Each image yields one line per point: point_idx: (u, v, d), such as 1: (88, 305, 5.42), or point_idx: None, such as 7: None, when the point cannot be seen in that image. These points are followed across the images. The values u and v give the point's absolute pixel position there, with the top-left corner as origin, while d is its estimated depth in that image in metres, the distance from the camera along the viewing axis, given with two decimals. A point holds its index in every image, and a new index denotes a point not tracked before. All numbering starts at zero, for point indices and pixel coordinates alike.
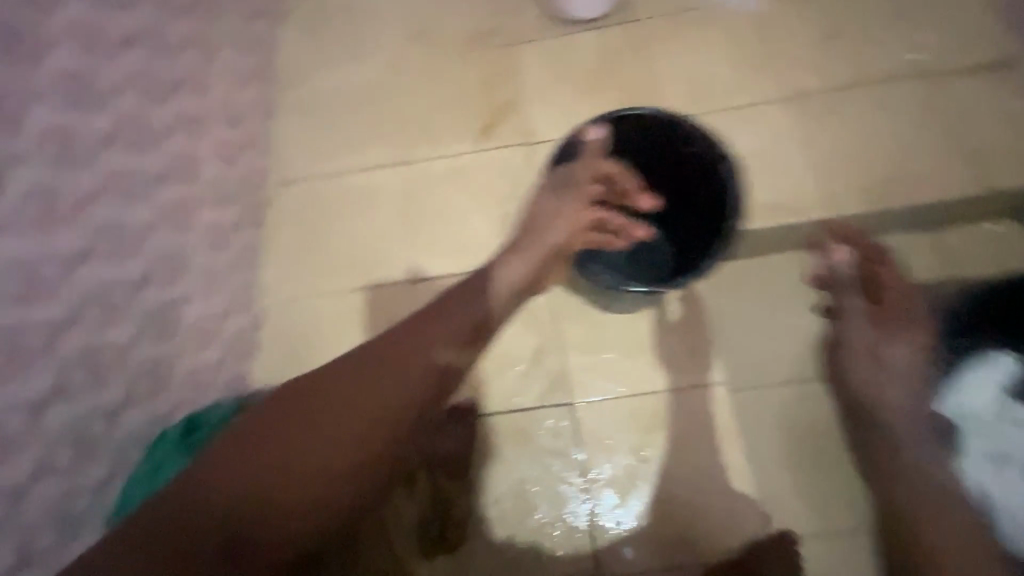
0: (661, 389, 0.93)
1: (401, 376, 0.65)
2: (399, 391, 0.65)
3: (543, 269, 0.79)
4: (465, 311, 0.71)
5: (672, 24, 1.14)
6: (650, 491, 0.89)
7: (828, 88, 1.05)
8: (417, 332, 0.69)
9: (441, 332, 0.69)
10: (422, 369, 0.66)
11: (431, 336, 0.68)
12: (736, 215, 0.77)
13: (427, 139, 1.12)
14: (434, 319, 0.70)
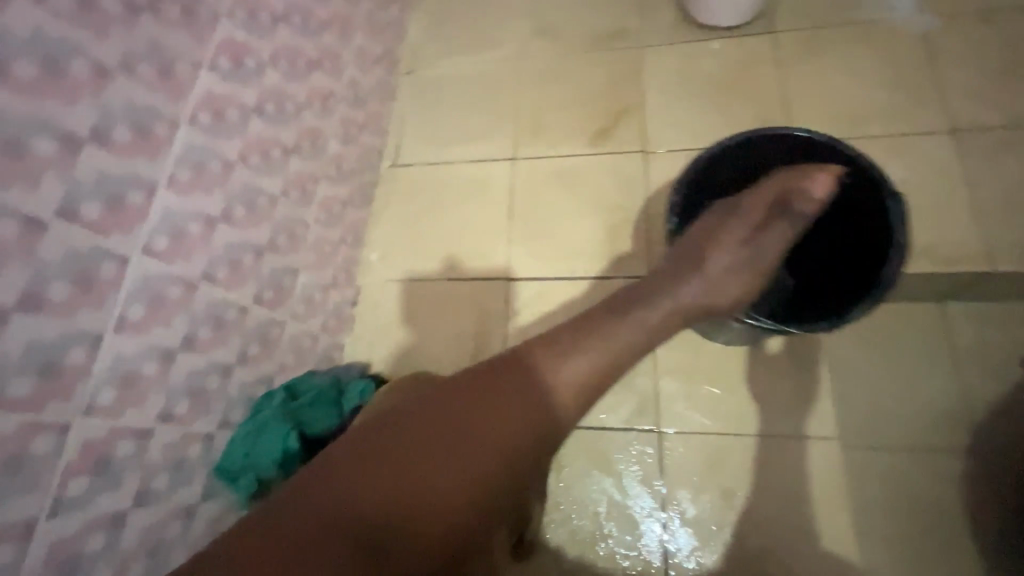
0: (763, 433, 0.86)
1: (565, 370, 0.50)
2: (560, 391, 0.50)
3: (703, 309, 0.61)
4: (641, 318, 0.56)
5: (822, 40, 1.06)
6: (738, 539, 0.82)
7: (1002, 125, 0.93)
8: (572, 329, 0.54)
9: (588, 358, 0.51)
10: (566, 383, 0.50)
11: (586, 344, 0.52)
12: (898, 254, 0.67)
13: (540, 137, 1.10)
14: (616, 325, 0.54)
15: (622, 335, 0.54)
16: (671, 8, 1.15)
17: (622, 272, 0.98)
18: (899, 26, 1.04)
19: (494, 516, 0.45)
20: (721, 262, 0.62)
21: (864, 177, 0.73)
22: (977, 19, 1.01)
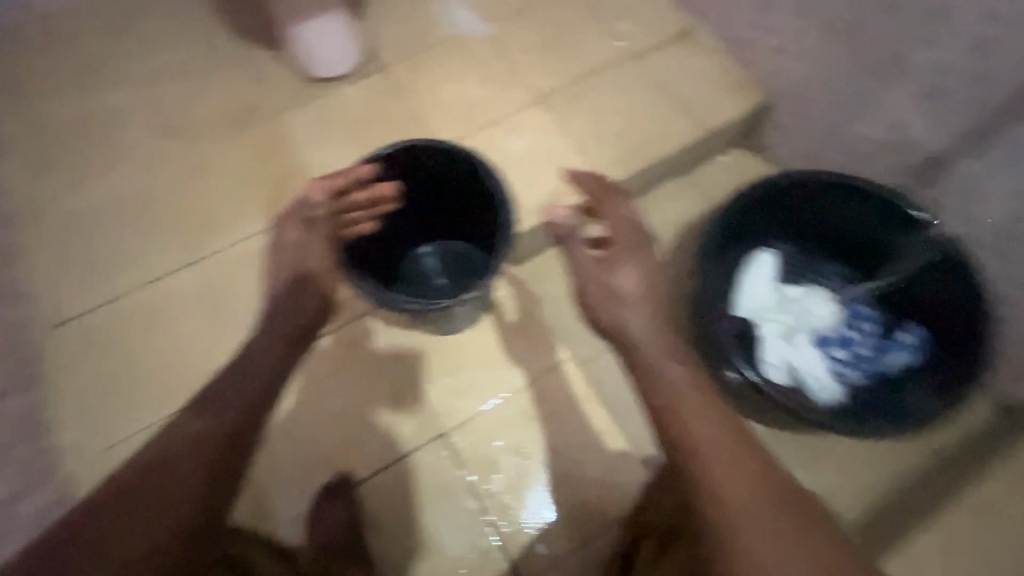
0: (520, 385, 0.96)
1: (181, 448, 0.63)
2: (184, 467, 0.62)
3: (313, 321, 0.80)
4: (236, 381, 0.71)
5: (422, 62, 1.24)
6: (540, 481, 0.92)
7: (566, 83, 1.22)
8: (184, 417, 0.67)
9: (221, 410, 0.68)
10: (203, 434, 0.65)
11: (189, 428, 0.65)
12: (506, 211, 0.82)
13: (214, 230, 1.09)
14: (214, 397, 0.69)
15: (245, 378, 0.71)
16: (287, 71, 1.21)
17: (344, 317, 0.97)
18: (469, 36, 1.27)
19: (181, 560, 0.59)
20: (308, 292, 0.81)
21: (461, 158, 0.85)
22: (515, 14, 1.28)
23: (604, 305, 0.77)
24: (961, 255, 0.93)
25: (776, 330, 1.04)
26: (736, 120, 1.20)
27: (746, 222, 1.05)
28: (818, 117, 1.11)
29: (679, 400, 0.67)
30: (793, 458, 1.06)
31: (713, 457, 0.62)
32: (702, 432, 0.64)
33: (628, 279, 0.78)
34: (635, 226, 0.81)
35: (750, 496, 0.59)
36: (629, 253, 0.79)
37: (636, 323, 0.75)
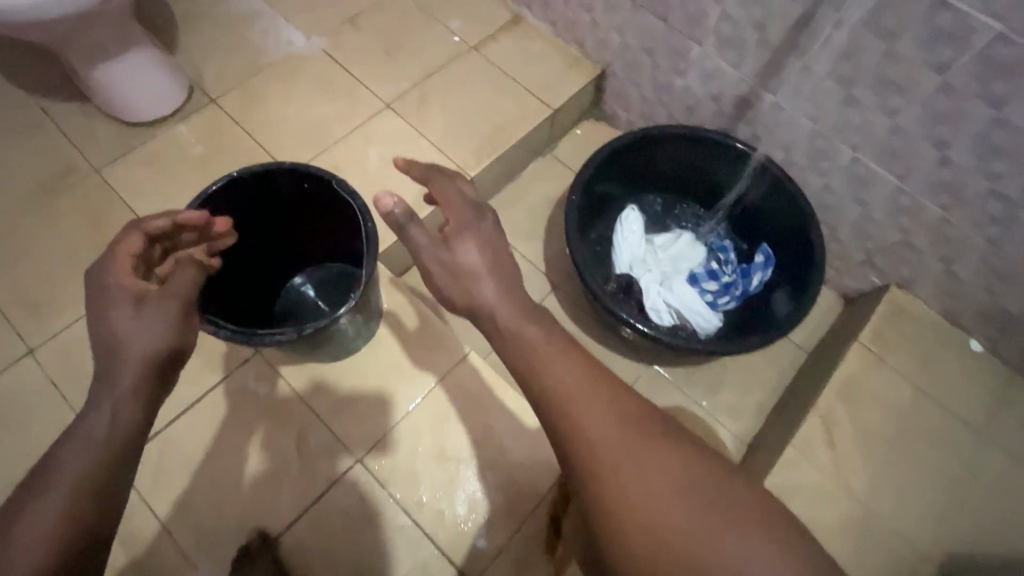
0: (428, 389, 0.94)
1: (16, 542, 0.45)
2: (16, 575, 0.44)
3: (170, 357, 0.57)
4: (79, 440, 0.51)
5: (258, 87, 1.18)
6: (468, 480, 0.89)
7: (412, 85, 1.21)
8: (21, 500, 0.48)
9: (51, 499, 0.47)
10: (34, 535, 0.46)
11: (28, 519, 0.46)
12: (365, 216, 0.76)
13: (48, 311, 0.94)
14: (57, 468, 0.49)
15: (78, 446, 0.50)
16: (105, 122, 1.11)
17: (232, 364, 0.93)
18: (304, 52, 1.23)
19: None
20: (121, 317, 0.56)
21: (298, 172, 0.78)
22: (348, 26, 1.27)
23: (453, 285, 0.60)
24: (784, 175, 1.04)
25: (654, 278, 1.12)
26: (580, 94, 1.26)
27: (603, 186, 1.13)
28: (647, 78, 1.19)
29: (539, 354, 0.56)
30: (696, 390, 1.14)
31: (578, 406, 0.54)
32: (565, 381, 0.55)
33: (470, 253, 0.60)
34: (473, 200, 0.65)
35: (620, 437, 0.52)
36: (468, 224, 0.62)
37: (494, 302, 0.58)
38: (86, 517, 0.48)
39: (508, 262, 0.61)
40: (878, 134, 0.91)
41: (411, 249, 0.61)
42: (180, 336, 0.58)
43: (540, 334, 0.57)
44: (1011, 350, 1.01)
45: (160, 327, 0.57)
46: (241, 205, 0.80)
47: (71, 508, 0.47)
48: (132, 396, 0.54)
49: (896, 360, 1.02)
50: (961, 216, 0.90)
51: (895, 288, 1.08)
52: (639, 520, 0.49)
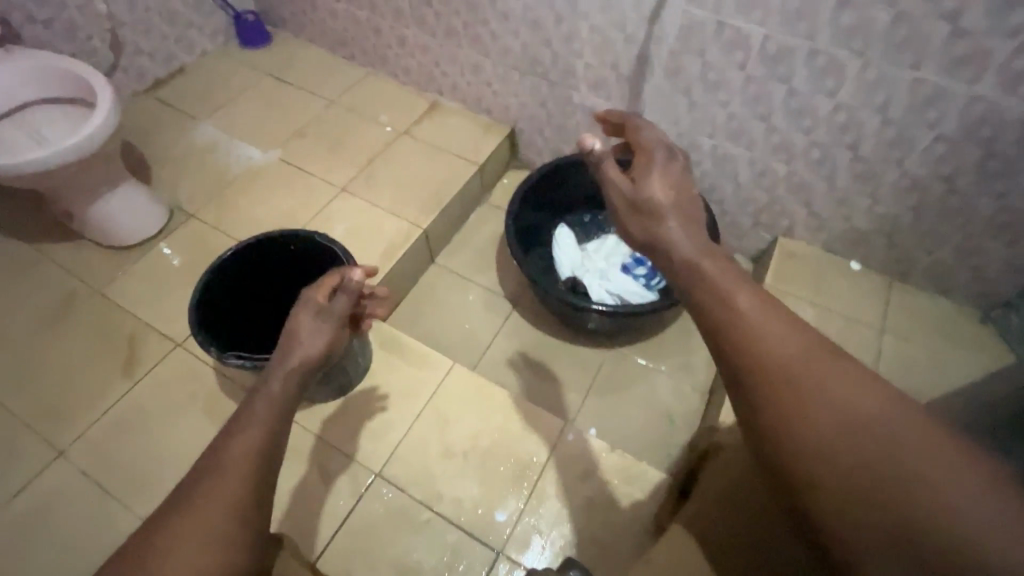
0: (426, 402, 1.08)
1: (222, 469, 0.57)
2: (232, 479, 0.57)
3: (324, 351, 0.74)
4: (267, 390, 0.65)
5: (229, 197, 1.39)
6: (475, 467, 1.01)
7: (359, 170, 1.46)
8: (220, 440, 0.60)
9: (255, 427, 0.61)
10: (241, 453, 0.58)
11: (239, 439, 0.59)
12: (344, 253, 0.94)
13: (72, 416, 1.05)
14: (248, 416, 0.62)
15: (268, 393, 0.65)
16: (99, 250, 1.27)
17: None
18: (264, 163, 1.47)
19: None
20: (301, 330, 0.73)
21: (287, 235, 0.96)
22: (298, 137, 1.53)
23: (636, 219, 0.69)
24: None
25: (594, 275, 1.34)
26: (498, 149, 1.54)
27: (531, 214, 1.37)
28: (547, 125, 1.48)
29: (711, 278, 0.61)
30: (654, 358, 1.31)
31: (763, 322, 0.57)
32: (739, 299, 0.58)
33: (655, 187, 0.69)
34: (669, 143, 0.74)
35: (801, 355, 0.56)
36: (659, 164, 0.71)
37: (677, 237, 0.65)
38: (269, 458, 0.60)
39: (692, 200, 0.69)
40: (721, 122, 1.19)
41: (605, 187, 0.73)
42: (331, 343, 0.75)
43: (715, 266, 0.62)
44: (880, 261, 1.25)
45: (321, 334, 0.74)
46: (240, 269, 0.97)
47: (268, 436, 0.61)
48: (295, 368, 0.69)
49: (795, 291, 1.26)
50: (801, 165, 1.17)
51: (782, 238, 1.33)
52: (854, 420, 0.52)
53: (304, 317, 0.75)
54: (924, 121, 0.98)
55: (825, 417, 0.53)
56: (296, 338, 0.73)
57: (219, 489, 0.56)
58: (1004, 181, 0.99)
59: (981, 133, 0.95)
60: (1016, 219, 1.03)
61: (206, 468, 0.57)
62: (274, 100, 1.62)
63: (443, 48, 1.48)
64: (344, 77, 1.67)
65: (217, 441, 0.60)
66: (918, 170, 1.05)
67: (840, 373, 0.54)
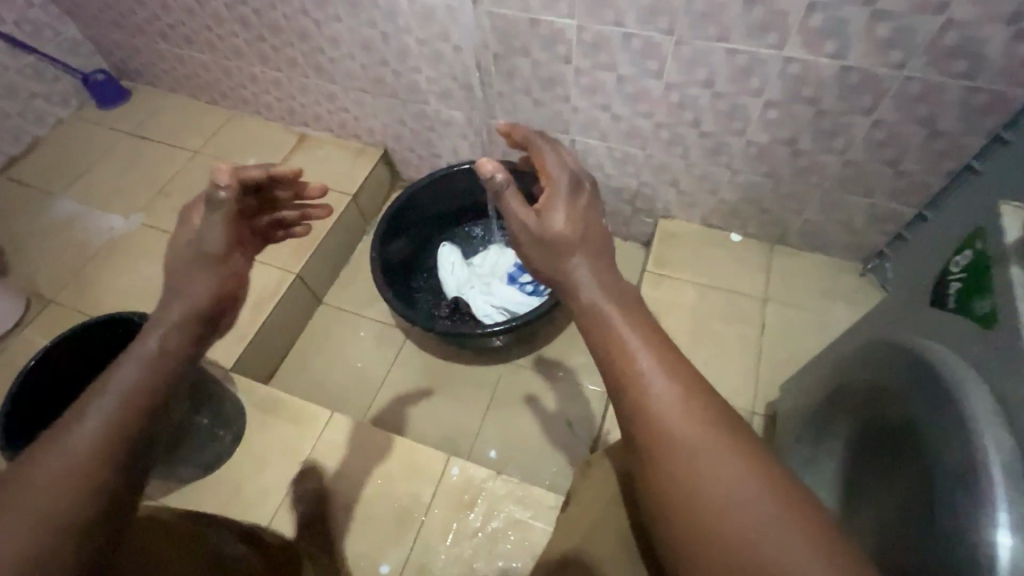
0: (304, 461, 1.04)
1: (65, 447, 0.46)
2: (76, 458, 0.46)
3: (215, 307, 0.60)
4: (135, 356, 0.53)
5: (90, 273, 1.32)
6: (359, 520, 0.98)
7: None
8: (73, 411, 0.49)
9: (113, 395, 0.50)
10: (93, 428, 0.48)
11: (90, 413, 0.48)
12: None
13: None
14: (113, 381, 0.51)
15: (144, 354, 0.54)
16: None
17: None
18: (127, 230, 1.40)
19: None
20: (177, 270, 0.59)
21: (110, 321, 0.93)
22: (161, 196, 1.45)
23: (544, 256, 0.65)
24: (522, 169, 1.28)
25: (478, 290, 1.30)
26: (372, 173, 1.48)
27: (402, 241, 1.35)
28: (414, 141, 1.42)
29: (626, 349, 0.57)
30: (551, 365, 1.28)
31: (670, 417, 0.54)
32: (656, 389, 0.55)
33: (558, 220, 0.64)
34: (573, 171, 0.68)
35: (713, 451, 0.51)
36: (561, 195, 0.65)
37: (584, 278, 0.61)
38: (128, 438, 0.49)
39: (598, 233, 0.65)
40: (569, 116, 1.15)
41: (505, 216, 0.67)
42: (220, 287, 0.61)
43: (628, 324, 0.58)
44: (757, 229, 1.22)
45: (201, 278, 0.59)
46: (65, 368, 0.92)
47: (126, 408, 0.50)
48: (182, 325, 0.57)
49: (679, 271, 1.21)
50: (655, 148, 1.14)
51: (661, 220, 1.30)
52: (721, 503, 0.49)
53: (177, 258, 0.60)
54: (748, 90, 0.94)
55: (722, 525, 0.48)
56: (170, 290, 0.59)
57: (57, 475, 0.45)
58: (840, 137, 0.96)
59: (804, 93, 0.92)
60: (865, 171, 1.00)
61: (45, 446, 0.47)
62: (134, 160, 1.53)
63: (292, 80, 1.40)
64: (207, 123, 1.59)
65: (69, 411, 0.49)
66: (760, 137, 1.02)
67: (750, 473, 0.50)
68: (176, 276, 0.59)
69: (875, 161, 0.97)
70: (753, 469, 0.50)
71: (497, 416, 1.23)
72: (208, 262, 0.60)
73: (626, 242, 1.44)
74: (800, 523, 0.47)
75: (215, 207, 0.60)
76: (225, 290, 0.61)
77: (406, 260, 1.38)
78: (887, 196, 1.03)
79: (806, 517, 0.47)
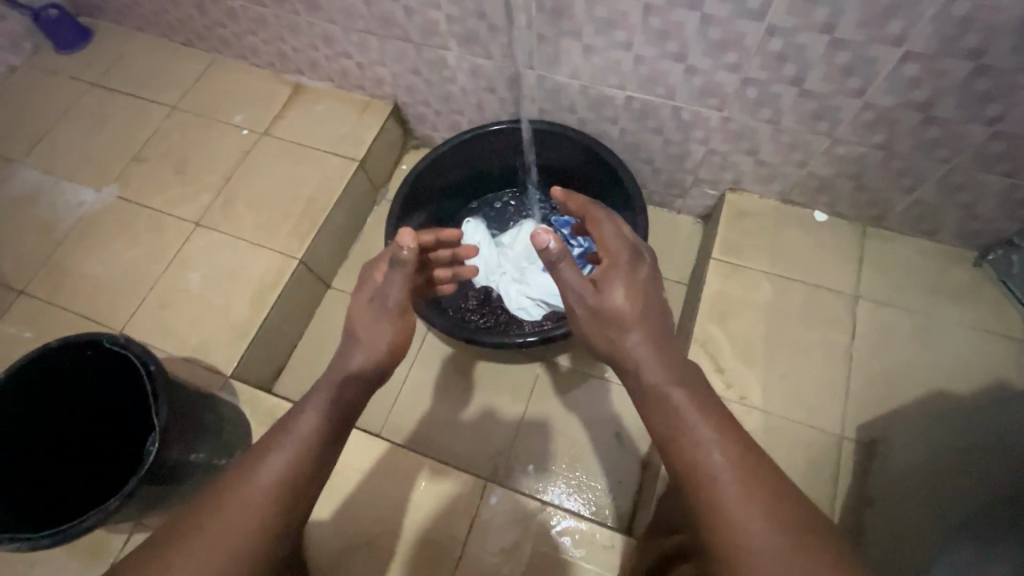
0: (323, 487, 0.93)
1: (239, 501, 0.51)
2: (270, 477, 0.53)
3: (393, 355, 0.66)
4: (323, 394, 0.60)
5: (62, 259, 1.15)
6: (388, 554, 0.88)
7: (214, 194, 1.20)
8: (249, 460, 0.55)
9: (306, 426, 0.57)
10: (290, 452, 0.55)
11: (285, 440, 0.56)
12: (145, 359, 0.79)
13: None
14: (286, 436, 0.56)
15: (330, 391, 0.60)
16: None
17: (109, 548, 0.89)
18: (100, 205, 1.20)
19: None
20: (361, 321, 0.65)
21: (75, 343, 0.80)
22: (136, 164, 1.24)
23: (600, 330, 0.60)
24: (569, 130, 1.05)
25: (511, 278, 1.12)
26: (381, 133, 1.26)
27: (421, 216, 1.15)
28: (430, 95, 1.18)
29: (688, 423, 0.52)
30: (591, 365, 1.13)
31: (727, 486, 0.47)
32: (709, 458, 0.49)
33: (618, 296, 0.59)
34: (632, 243, 0.65)
35: (780, 537, 0.44)
36: (621, 270, 0.62)
37: (642, 354, 0.57)
38: (302, 486, 0.54)
39: (659, 310, 0.61)
40: (629, 68, 0.91)
41: (561, 287, 0.62)
42: (396, 336, 0.66)
43: (687, 396, 0.54)
44: (848, 208, 1.01)
45: (383, 329, 0.65)
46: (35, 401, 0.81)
47: (313, 442, 0.56)
48: (351, 380, 0.62)
49: (751, 261, 1.02)
50: (735, 110, 0.91)
51: (729, 193, 1.09)
52: None
53: (364, 307, 0.66)
54: (884, 37, 0.71)
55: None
56: (356, 337, 0.65)
57: (256, 487, 0.52)
58: (997, 102, 0.74)
59: (963, 44, 0.69)
60: (1017, 145, 0.78)
61: (249, 463, 0.54)
62: (102, 118, 1.30)
63: (280, 18, 1.14)
64: (184, 71, 1.34)
65: (270, 433, 0.57)
66: (883, 100, 0.79)
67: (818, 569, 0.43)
68: (359, 323, 0.65)
69: None
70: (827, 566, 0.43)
71: (534, 427, 1.10)
72: (389, 316, 0.65)
73: (679, 216, 1.23)
74: None
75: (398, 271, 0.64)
76: (395, 345, 0.66)
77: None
78: None
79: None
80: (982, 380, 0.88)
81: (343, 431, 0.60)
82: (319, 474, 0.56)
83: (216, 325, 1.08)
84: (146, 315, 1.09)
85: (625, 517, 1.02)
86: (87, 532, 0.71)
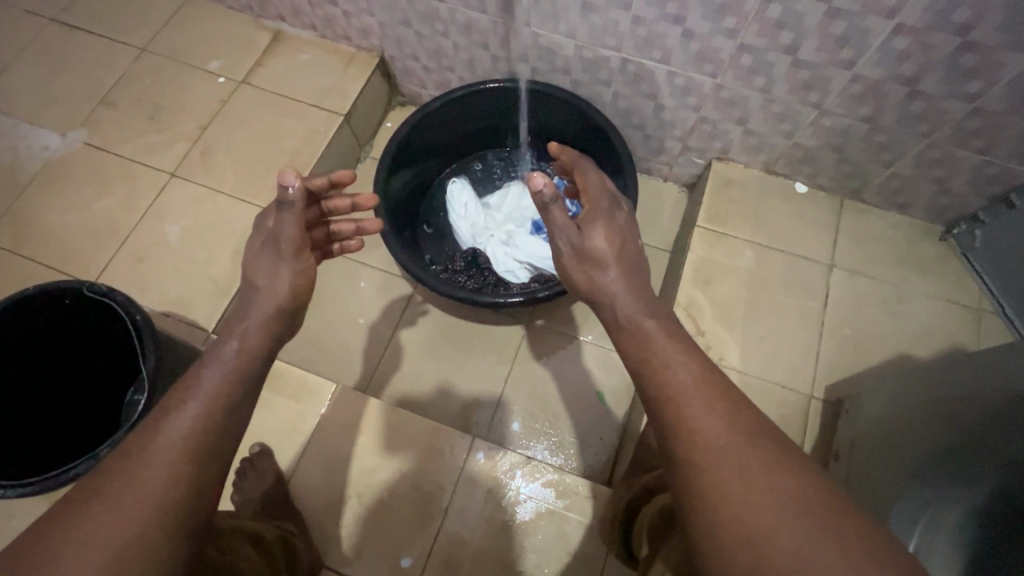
0: (309, 441, 0.93)
1: (150, 455, 0.46)
2: (201, 395, 0.51)
3: (302, 295, 0.63)
4: (241, 331, 0.57)
5: (26, 207, 1.09)
6: (375, 504, 0.90)
7: (191, 144, 1.15)
8: (157, 414, 0.49)
9: (231, 354, 0.55)
10: (215, 376, 0.53)
11: (213, 365, 0.54)
12: (129, 309, 0.80)
13: None
14: (195, 385, 0.52)
15: (255, 322, 0.59)
16: None
17: None
18: (65, 152, 1.14)
19: (192, 516, 0.46)
20: (262, 265, 0.62)
21: (51, 292, 0.80)
22: (104, 108, 1.17)
23: (579, 267, 0.62)
24: (565, 93, 1.04)
25: (498, 241, 1.12)
26: (367, 87, 1.22)
27: (406, 173, 1.13)
28: (420, 49, 1.14)
29: (660, 351, 0.53)
30: (577, 328, 1.15)
31: (696, 405, 0.49)
32: (676, 380, 0.51)
33: (599, 239, 0.61)
34: (611, 192, 0.66)
35: (743, 446, 0.45)
36: (601, 212, 0.63)
37: (616, 290, 0.59)
38: (232, 407, 0.52)
39: (634, 250, 0.62)
40: (626, 29, 0.90)
41: (547, 229, 0.62)
42: (300, 281, 0.62)
43: (660, 328, 0.56)
44: (829, 180, 1.04)
45: (282, 274, 0.61)
46: (8, 351, 0.81)
47: (238, 369, 0.54)
48: (262, 327, 0.58)
49: (734, 229, 1.05)
50: (729, 77, 0.91)
51: (717, 162, 1.11)
52: (756, 516, 0.41)
53: (260, 253, 0.62)
54: (879, 8, 0.73)
55: (749, 527, 0.41)
56: (257, 283, 0.61)
57: (189, 406, 0.50)
58: (978, 79, 0.76)
59: (953, 18, 0.70)
60: (991, 122, 0.82)
61: (183, 386, 0.52)
62: (63, 57, 1.22)
63: None
64: (154, 10, 1.26)
65: (197, 362, 0.55)
66: (872, 72, 0.81)
67: (775, 471, 0.43)
68: (260, 274, 0.61)
69: (1009, 113, 0.79)
70: (791, 466, 0.44)
71: (518, 385, 1.12)
72: (287, 253, 0.61)
73: (664, 184, 1.25)
74: (848, 524, 0.40)
75: (283, 210, 0.60)
76: (299, 287, 0.62)
77: (410, 198, 1.17)
78: (1006, 155, 0.86)
79: (849, 533, 0.40)
80: (941, 342, 0.95)
81: (258, 376, 0.56)
82: (248, 399, 0.54)
83: (195, 279, 1.05)
84: (121, 268, 1.05)
85: (605, 472, 1.06)
86: (77, 479, 0.74)
